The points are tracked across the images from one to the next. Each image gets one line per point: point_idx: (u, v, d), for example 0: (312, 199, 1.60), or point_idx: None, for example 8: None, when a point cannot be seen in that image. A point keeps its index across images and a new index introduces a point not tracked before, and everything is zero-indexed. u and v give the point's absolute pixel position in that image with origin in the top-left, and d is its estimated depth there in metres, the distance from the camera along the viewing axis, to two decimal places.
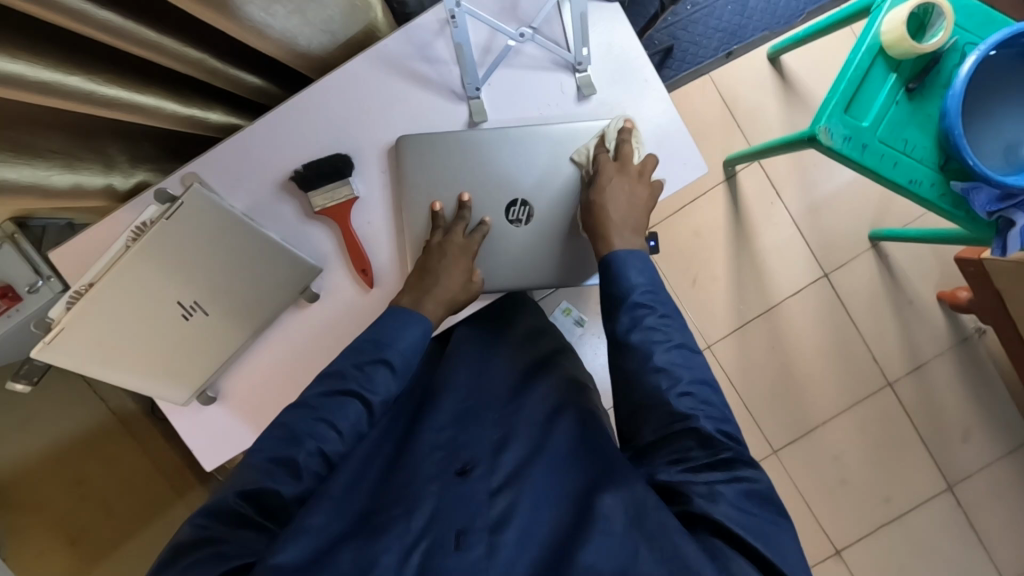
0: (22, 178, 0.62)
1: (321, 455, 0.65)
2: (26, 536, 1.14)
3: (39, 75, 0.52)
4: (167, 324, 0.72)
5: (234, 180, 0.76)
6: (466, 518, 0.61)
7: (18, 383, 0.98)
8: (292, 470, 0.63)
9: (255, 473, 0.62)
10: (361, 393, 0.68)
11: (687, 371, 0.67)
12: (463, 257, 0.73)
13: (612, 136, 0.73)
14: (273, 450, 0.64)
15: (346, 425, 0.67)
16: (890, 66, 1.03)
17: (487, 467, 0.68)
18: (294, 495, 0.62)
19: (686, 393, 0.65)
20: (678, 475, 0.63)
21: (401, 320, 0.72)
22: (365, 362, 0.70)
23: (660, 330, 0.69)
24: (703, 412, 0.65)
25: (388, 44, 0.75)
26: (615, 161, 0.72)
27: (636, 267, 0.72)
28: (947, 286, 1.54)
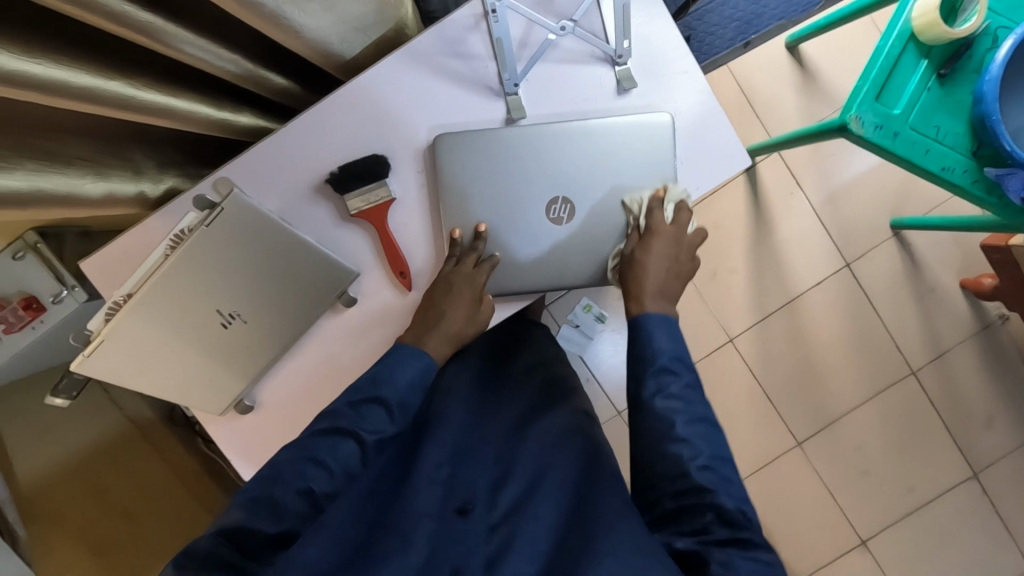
0: (57, 187, 0.60)
1: (307, 497, 0.62)
2: (51, 548, 1.09)
3: (80, 80, 0.50)
4: (206, 333, 0.71)
5: (267, 183, 0.74)
6: (461, 557, 0.66)
7: (58, 399, 0.97)
8: (272, 510, 0.60)
9: (237, 514, 0.60)
10: (354, 431, 0.66)
11: (707, 446, 0.64)
12: (468, 287, 0.72)
13: (675, 197, 0.72)
14: (256, 488, 0.62)
15: (337, 466, 0.64)
16: (921, 52, 1.01)
17: (485, 507, 0.73)
18: (274, 534, 0.60)
19: (706, 466, 0.63)
20: (694, 544, 0.61)
21: (402, 357, 0.71)
22: (359, 402, 0.68)
23: (681, 399, 0.67)
24: (723, 487, 0.62)
25: (421, 41, 0.73)
26: (670, 226, 0.72)
27: (663, 330, 0.71)
28: (970, 273, 1.52)
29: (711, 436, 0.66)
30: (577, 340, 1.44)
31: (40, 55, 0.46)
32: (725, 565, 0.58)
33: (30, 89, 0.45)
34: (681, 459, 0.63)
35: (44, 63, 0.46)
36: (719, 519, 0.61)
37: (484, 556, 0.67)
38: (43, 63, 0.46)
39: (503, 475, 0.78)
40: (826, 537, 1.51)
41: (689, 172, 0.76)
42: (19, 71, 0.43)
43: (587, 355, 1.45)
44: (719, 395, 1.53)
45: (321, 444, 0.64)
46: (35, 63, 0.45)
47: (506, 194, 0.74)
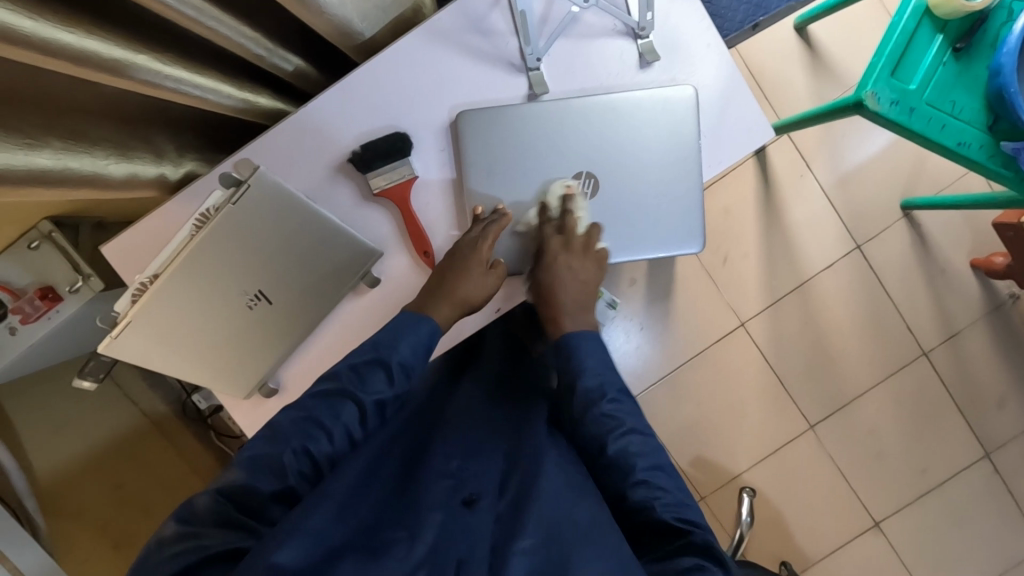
0: (84, 167, 0.59)
1: (308, 456, 0.62)
2: (75, 543, 1.09)
3: (111, 52, 0.50)
4: (232, 314, 0.70)
5: (290, 164, 0.74)
6: (467, 549, 0.58)
7: (86, 380, 0.99)
8: (276, 471, 0.60)
9: (240, 472, 0.59)
10: (355, 393, 0.66)
11: (642, 457, 0.68)
12: (474, 258, 0.71)
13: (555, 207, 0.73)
14: (258, 448, 0.61)
15: (338, 428, 0.64)
16: (936, 27, 1.01)
17: (492, 497, 0.66)
18: (273, 492, 0.58)
19: (641, 481, 0.66)
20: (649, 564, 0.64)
21: (407, 322, 0.71)
22: (360, 364, 0.68)
23: (612, 417, 0.70)
24: (659, 499, 0.66)
25: (442, 17, 0.73)
26: (557, 237, 0.72)
27: (589, 348, 0.73)
28: (981, 253, 1.52)
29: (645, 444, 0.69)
30: None
31: (73, 24, 0.45)
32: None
33: (62, 59, 0.45)
34: (622, 479, 0.68)
35: (78, 33, 0.46)
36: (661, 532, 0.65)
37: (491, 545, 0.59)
38: (76, 32, 0.45)
39: (512, 466, 0.71)
40: (838, 520, 1.52)
41: (713, 147, 0.75)
42: (53, 40, 0.43)
43: None
44: (731, 379, 1.53)
45: (320, 405, 0.65)
46: (68, 32, 0.44)
47: (528, 171, 0.73)
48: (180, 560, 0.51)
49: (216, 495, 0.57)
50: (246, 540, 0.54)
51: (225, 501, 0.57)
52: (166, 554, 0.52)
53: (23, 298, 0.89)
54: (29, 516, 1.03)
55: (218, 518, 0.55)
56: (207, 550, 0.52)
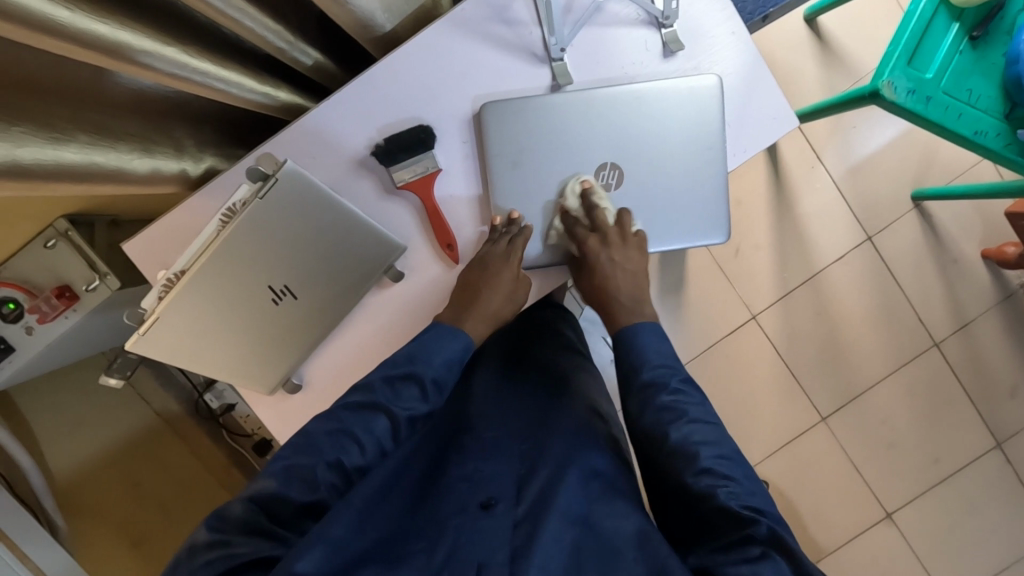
0: (109, 162, 0.59)
1: (339, 469, 0.62)
2: (91, 538, 1.08)
3: (143, 44, 0.49)
4: (259, 310, 0.70)
5: (313, 158, 0.74)
6: (487, 553, 0.60)
7: (113, 377, 1.02)
8: (307, 482, 0.60)
9: (272, 480, 0.59)
10: (388, 407, 0.66)
11: (706, 446, 0.63)
12: (504, 265, 0.72)
13: (574, 203, 0.73)
14: (289, 458, 0.61)
15: (370, 441, 0.64)
16: (953, 15, 1.00)
17: (510, 501, 0.67)
18: (304, 503, 0.58)
19: (704, 471, 0.61)
20: (711, 556, 0.59)
21: (440, 335, 0.71)
22: (395, 378, 0.68)
23: (672, 408, 0.67)
24: (725, 487, 0.60)
25: (464, 8, 0.72)
26: (595, 236, 0.73)
27: (651, 343, 0.73)
28: (991, 243, 1.52)
29: (708, 432, 0.64)
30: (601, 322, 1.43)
31: (106, 15, 0.45)
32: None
33: (95, 50, 0.45)
34: (679, 469, 0.63)
35: (113, 25, 0.45)
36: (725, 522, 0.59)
37: (509, 551, 0.60)
38: (111, 24, 0.45)
39: (530, 469, 0.73)
40: (850, 512, 1.52)
41: (736, 135, 0.75)
42: (87, 30, 0.43)
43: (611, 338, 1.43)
44: (744, 371, 1.53)
45: (354, 418, 0.65)
46: (102, 23, 0.44)
47: (553, 162, 0.73)
48: (214, 567, 0.51)
49: (249, 502, 0.56)
50: (277, 549, 0.55)
51: (257, 510, 0.56)
52: (200, 561, 0.52)
53: (39, 296, 0.89)
54: (47, 515, 1.02)
55: (248, 526, 0.55)
56: (237, 559, 0.52)
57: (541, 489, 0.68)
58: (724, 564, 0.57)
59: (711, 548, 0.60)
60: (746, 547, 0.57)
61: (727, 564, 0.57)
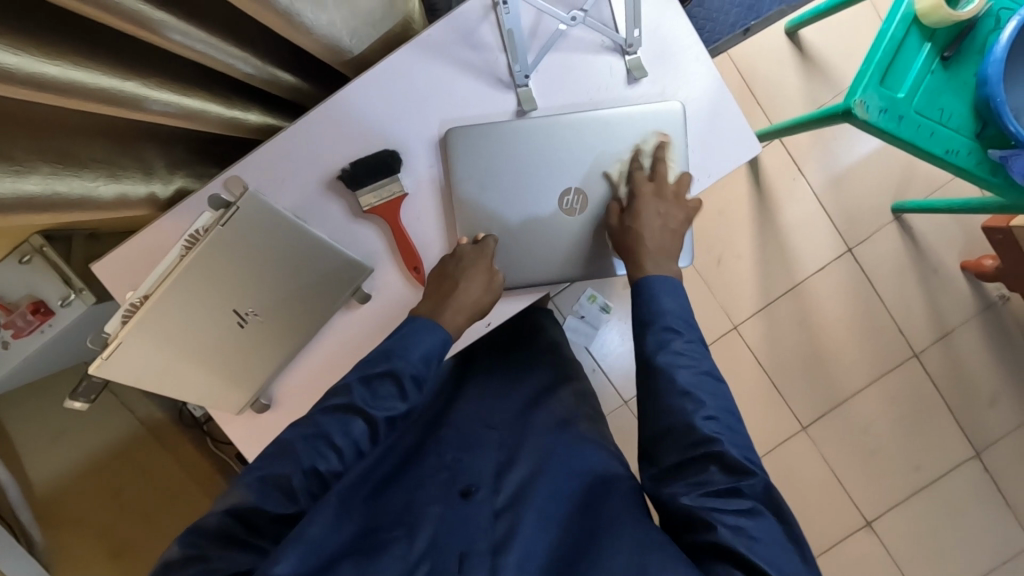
0: (73, 190, 0.60)
1: (315, 476, 0.60)
2: (72, 542, 1.14)
3: (97, 81, 0.50)
4: (224, 332, 0.70)
5: (280, 181, 0.75)
6: (467, 541, 0.61)
7: (78, 402, 0.92)
8: (284, 491, 0.59)
9: (249, 492, 0.58)
10: (365, 410, 0.64)
11: (710, 397, 0.65)
12: (481, 268, 0.71)
13: (647, 151, 0.73)
14: (263, 468, 0.60)
15: (347, 446, 0.62)
16: (924, 35, 1.01)
17: (489, 489, 0.69)
18: (281, 514, 0.58)
19: (711, 416, 0.63)
20: (699, 499, 0.59)
21: (418, 328, 0.69)
22: (372, 376, 0.66)
23: (685, 356, 0.67)
24: (727, 436, 0.62)
25: (430, 33, 0.73)
26: (650, 182, 0.72)
27: (668, 292, 0.71)
28: (971, 255, 1.54)
29: (715, 387, 0.66)
30: (583, 331, 1.43)
31: (59, 56, 0.46)
32: (739, 528, 0.57)
33: (51, 92, 0.45)
34: (685, 412, 0.64)
35: (65, 65, 0.46)
36: (722, 467, 0.60)
37: (491, 541, 0.62)
38: (63, 65, 0.46)
39: (509, 459, 0.75)
40: (831, 518, 1.53)
41: (703, 158, 0.76)
42: (39, 74, 0.43)
43: (593, 346, 1.43)
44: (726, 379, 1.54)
45: (331, 422, 0.62)
46: (54, 65, 0.45)
47: (520, 185, 0.73)
48: None
49: (224, 515, 0.56)
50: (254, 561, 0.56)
51: (231, 520, 0.56)
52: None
53: (15, 312, 0.89)
54: (24, 530, 1.09)
55: (223, 535, 0.55)
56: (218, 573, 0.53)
57: (518, 485, 0.70)
58: (717, 510, 0.58)
59: (703, 491, 0.60)
60: (741, 496, 0.59)
61: (721, 510, 0.58)
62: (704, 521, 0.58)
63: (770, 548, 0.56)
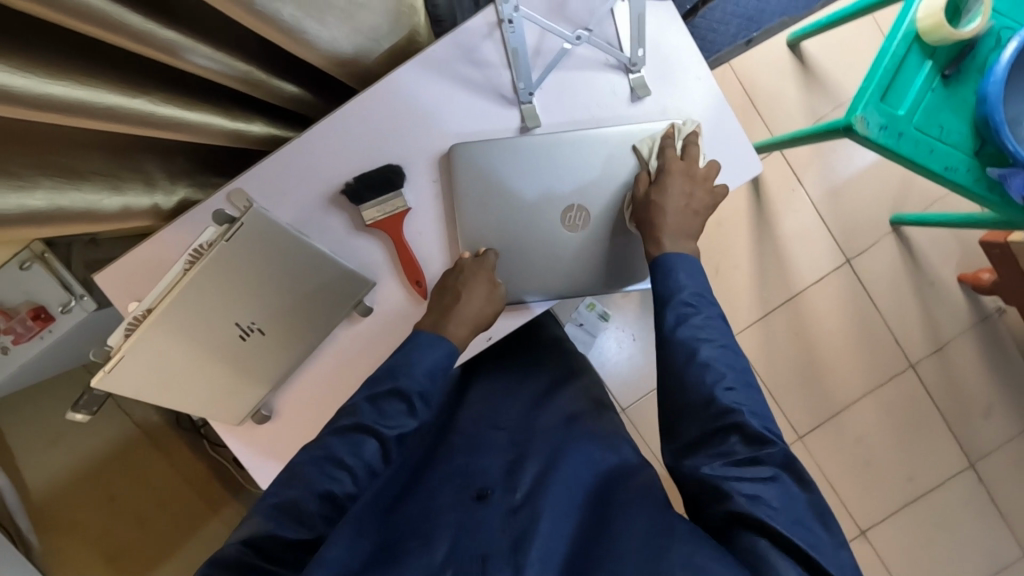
0: (75, 204, 0.60)
1: (330, 501, 0.59)
2: (68, 550, 1.14)
3: (104, 100, 0.51)
4: (226, 345, 0.71)
5: (282, 195, 0.75)
6: (488, 544, 0.59)
7: (78, 413, 0.92)
8: (301, 518, 0.58)
9: (264, 522, 0.58)
10: (375, 429, 0.64)
11: (730, 369, 0.64)
12: (483, 281, 0.71)
13: (683, 133, 0.73)
14: (278, 495, 0.60)
15: (360, 467, 0.62)
16: (925, 53, 1.02)
17: (506, 490, 0.68)
18: (299, 540, 0.57)
19: (732, 387, 0.62)
20: (721, 469, 0.59)
21: (423, 343, 0.69)
22: (378, 396, 0.66)
23: (705, 330, 0.67)
24: (746, 406, 0.61)
25: (434, 50, 0.73)
26: (682, 161, 0.71)
27: (684, 270, 0.70)
28: (968, 267, 1.55)
29: (735, 358, 0.65)
30: (581, 338, 1.42)
31: (64, 76, 0.46)
32: (754, 497, 0.56)
33: (57, 112, 0.46)
34: (707, 384, 0.63)
35: (72, 86, 0.47)
36: (741, 438, 0.59)
37: (511, 539, 0.61)
38: (67, 84, 0.46)
39: (519, 456, 0.74)
40: None
41: None
42: (44, 94, 0.44)
43: (592, 353, 1.43)
44: None
45: (341, 444, 0.62)
46: (59, 85, 0.45)
47: (521, 200, 0.73)
48: None
49: (240, 544, 0.55)
50: None
51: (248, 549, 0.55)
52: None
53: (15, 318, 0.89)
54: (22, 536, 1.11)
55: (239, 566, 0.54)
56: None
57: (533, 484, 0.67)
58: (734, 478, 0.58)
59: (723, 462, 0.59)
60: (760, 464, 0.58)
61: (740, 479, 0.57)
62: (721, 490, 0.58)
63: (794, 520, 0.55)
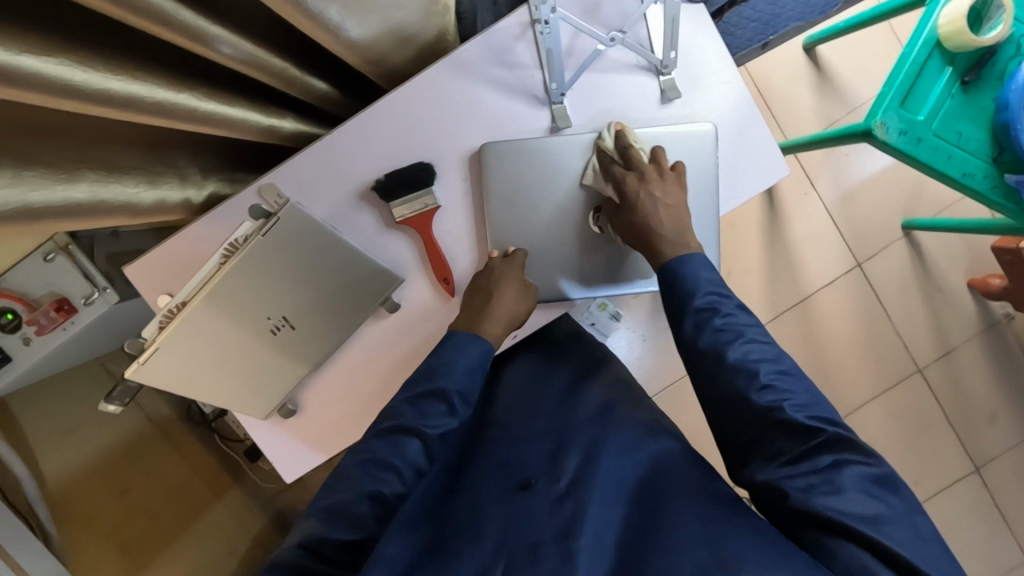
0: (115, 197, 0.60)
1: (380, 501, 0.62)
2: (82, 542, 1.11)
3: (155, 95, 0.52)
4: (256, 339, 0.71)
5: (312, 190, 0.75)
6: (538, 532, 0.59)
7: (112, 406, 0.88)
8: (353, 520, 0.60)
9: (318, 524, 0.60)
10: (418, 429, 0.66)
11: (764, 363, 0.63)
12: (514, 279, 0.72)
13: (612, 145, 0.73)
14: (328, 500, 0.62)
15: (406, 467, 0.65)
16: (946, 59, 1.02)
17: (548, 478, 0.66)
18: (350, 542, 0.59)
19: (765, 385, 0.62)
20: (776, 471, 0.59)
21: (457, 345, 0.71)
22: (418, 397, 0.68)
23: (726, 330, 0.66)
24: (788, 400, 0.61)
25: (467, 50, 0.74)
26: (631, 171, 0.71)
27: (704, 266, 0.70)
28: (977, 274, 1.56)
29: (764, 351, 0.65)
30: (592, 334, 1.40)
31: (121, 72, 0.47)
32: (808, 488, 0.57)
33: (113, 107, 0.47)
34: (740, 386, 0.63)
35: (126, 81, 0.48)
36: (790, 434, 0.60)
37: (558, 527, 0.59)
38: (124, 80, 0.48)
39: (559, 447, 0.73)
40: None
41: (730, 181, 0.77)
42: (103, 90, 0.45)
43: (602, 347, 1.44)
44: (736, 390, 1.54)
45: (385, 446, 0.65)
46: (117, 80, 0.47)
47: (550, 200, 0.74)
48: None
49: (298, 549, 0.58)
50: None
51: (306, 555, 0.57)
52: None
53: (38, 309, 0.89)
54: (42, 525, 1.07)
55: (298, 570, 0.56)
56: None
57: (576, 471, 0.65)
58: (787, 477, 0.58)
59: (775, 464, 0.60)
60: (816, 455, 0.58)
61: (794, 477, 0.58)
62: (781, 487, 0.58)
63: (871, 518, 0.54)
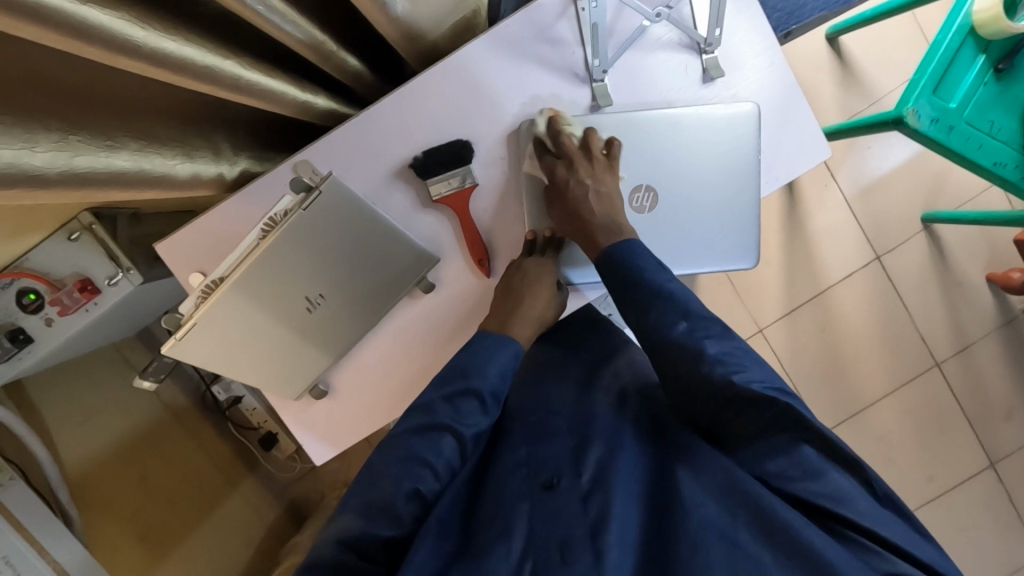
0: (156, 168, 0.59)
1: (418, 499, 0.60)
2: (100, 529, 1.08)
3: (205, 60, 0.50)
4: (293, 316, 0.70)
5: (349, 166, 0.74)
6: (563, 531, 0.55)
7: (148, 381, 1.08)
8: (392, 515, 0.59)
9: (355, 521, 0.58)
10: (453, 426, 0.65)
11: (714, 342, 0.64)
12: (543, 286, 0.74)
13: (543, 127, 0.73)
14: (365, 496, 0.61)
15: (441, 464, 0.63)
16: (979, 47, 1.02)
17: (571, 474, 0.61)
18: (389, 538, 0.57)
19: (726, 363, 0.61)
20: (747, 454, 0.59)
21: (491, 346, 0.71)
22: (453, 395, 0.67)
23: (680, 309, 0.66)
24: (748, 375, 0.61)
25: (509, 25, 0.72)
26: (562, 160, 0.72)
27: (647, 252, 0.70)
28: (997, 268, 1.55)
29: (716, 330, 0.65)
30: None
31: (174, 32, 0.46)
32: (784, 473, 0.57)
33: (165, 69, 0.46)
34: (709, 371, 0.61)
35: (181, 42, 0.47)
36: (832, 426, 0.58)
37: (588, 524, 0.56)
38: (178, 41, 0.46)
39: None
40: None
41: (770, 163, 0.76)
42: (160, 49, 0.44)
43: None
44: None
45: (423, 444, 0.64)
46: (172, 41, 0.46)
47: None
48: None
49: (338, 546, 0.56)
50: None
51: (347, 552, 0.56)
52: None
53: (61, 289, 0.87)
54: (64, 509, 1.03)
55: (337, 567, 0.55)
56: None
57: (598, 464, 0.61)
58: (762, 458, 0.58)
59: (748, 448, 0.59)
60: (779, 432, 0.59)
61: (767, 459, 0.58)
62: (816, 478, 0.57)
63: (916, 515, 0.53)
